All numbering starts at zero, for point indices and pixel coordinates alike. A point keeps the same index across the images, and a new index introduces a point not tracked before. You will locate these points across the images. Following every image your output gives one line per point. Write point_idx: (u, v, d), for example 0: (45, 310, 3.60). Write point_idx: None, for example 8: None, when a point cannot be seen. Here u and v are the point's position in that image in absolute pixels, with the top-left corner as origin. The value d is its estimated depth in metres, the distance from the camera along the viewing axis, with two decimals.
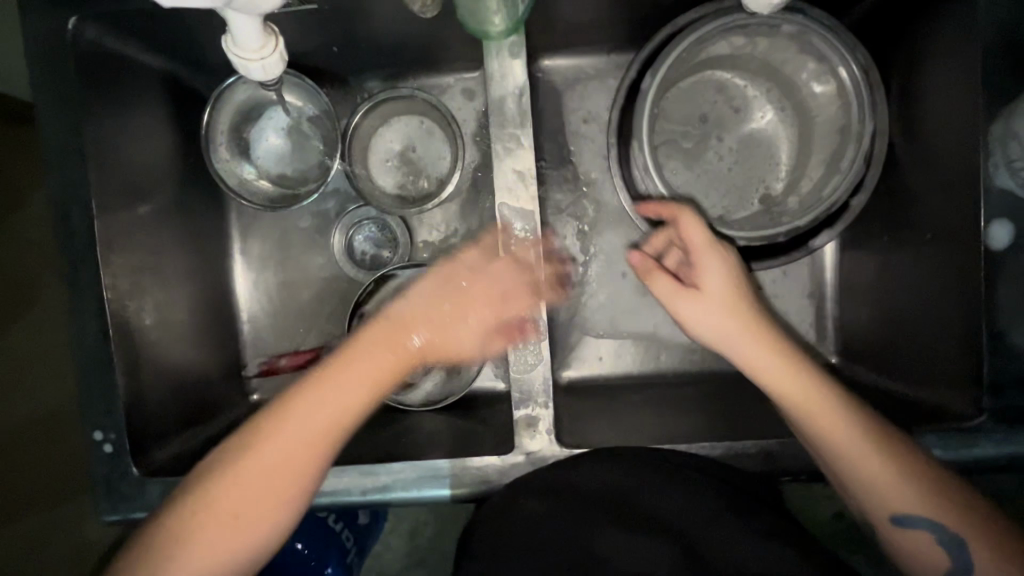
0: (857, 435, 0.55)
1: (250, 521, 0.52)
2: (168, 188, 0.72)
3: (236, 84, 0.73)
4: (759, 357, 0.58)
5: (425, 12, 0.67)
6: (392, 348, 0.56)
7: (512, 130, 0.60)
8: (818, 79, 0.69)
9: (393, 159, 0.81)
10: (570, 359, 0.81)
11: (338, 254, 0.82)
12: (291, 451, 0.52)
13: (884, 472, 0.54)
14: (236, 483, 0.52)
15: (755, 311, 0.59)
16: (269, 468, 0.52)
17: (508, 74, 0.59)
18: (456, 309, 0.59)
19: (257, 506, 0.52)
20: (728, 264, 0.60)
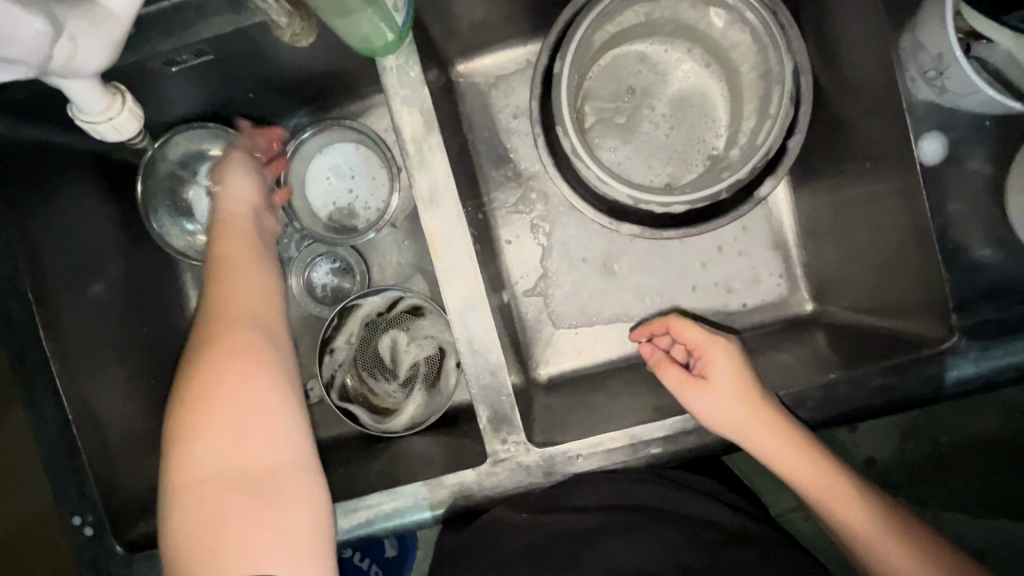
0: (861, 506, 0.57)
1: (257, 416, 0.50)
2: (114, 263, 0.72)
3: (164, 146, 0.73)
4: (766, 441, 0.58)
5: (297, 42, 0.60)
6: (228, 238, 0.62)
7: (423, 136, 0.56)
8: (730, 31, 0.68)
9: (332, 191, 0.81)
10: (546, 357, 0.81)
11: (297, 295, 0.84)
12: (236, 272, 0.59)
13: (886, 538, 0.55)
14: (198, 406, 0.49)
15: (774, 400, 0.59)
16: (210, 343, 0.53)
17: (412, 86, 0.56)
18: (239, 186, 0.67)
19: (242, 354, 0.52)
20: (735, 362, 0.63)
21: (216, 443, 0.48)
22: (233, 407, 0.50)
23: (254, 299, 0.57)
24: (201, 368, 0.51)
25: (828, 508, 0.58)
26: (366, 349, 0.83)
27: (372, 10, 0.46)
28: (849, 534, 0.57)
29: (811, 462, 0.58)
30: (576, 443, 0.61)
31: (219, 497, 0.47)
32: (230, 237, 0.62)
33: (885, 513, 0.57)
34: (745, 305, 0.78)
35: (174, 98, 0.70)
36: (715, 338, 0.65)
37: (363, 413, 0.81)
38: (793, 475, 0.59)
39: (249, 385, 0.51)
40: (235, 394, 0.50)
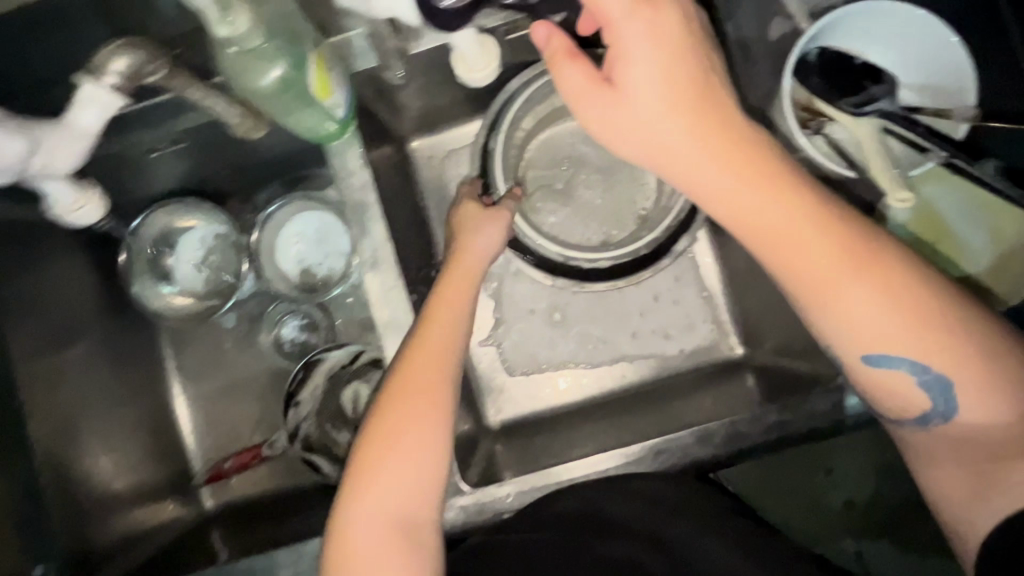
0: (861, 299, 0.50)
1: (408, 476, 0.54)
2: (98, 326, 0.80)
3: (145, 222, 0.83)
4: (723, 188, 0.50)
5: (251, 134, 0.61)
6: (447, 284, 0.60)
7: (364, 211, 0.63)
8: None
9: (298, 254, 0.89)
10: (499, 403, 0.86)
11: (268, 350, 0.91)
12: (450, 303, 0.59)
13: (873, 321, 0.50)
14: (387, 448, 0.54)
15: (733, 123, 0.50)
16: (400, 385, 0.56)
17: (351, 169, 0.63)
18: (488, 227, 0.65)
19: (416, 402, 0.55)
20: (660, 48, 0.49)
21: (393, 490, 0.53)
22: (391, 457, 0.54)
23: (444, 355, 0.57)
24: (399, 412, 0.55)
25: (812, 302, 0.51)
26: (329, 401, 0.86)
27: (313, 110, 0.54)
28: (829, 317, 0.51)
29: (785, 215, 0.50)
30: (508, 482, 0.63)
31: (377, 544, 0.52)
32: (457, 281, 0.61)
33: (890, 303, 0.49)
34: (682, 349, 0.85)
35: (156, 177, 0.79)
36: (661, 4, 0.48)
37: (326, 464, 0.84)
38: (760, 228, 0.50)
39: (423, 442, 0.54)
40: (412, 438, 0.54)
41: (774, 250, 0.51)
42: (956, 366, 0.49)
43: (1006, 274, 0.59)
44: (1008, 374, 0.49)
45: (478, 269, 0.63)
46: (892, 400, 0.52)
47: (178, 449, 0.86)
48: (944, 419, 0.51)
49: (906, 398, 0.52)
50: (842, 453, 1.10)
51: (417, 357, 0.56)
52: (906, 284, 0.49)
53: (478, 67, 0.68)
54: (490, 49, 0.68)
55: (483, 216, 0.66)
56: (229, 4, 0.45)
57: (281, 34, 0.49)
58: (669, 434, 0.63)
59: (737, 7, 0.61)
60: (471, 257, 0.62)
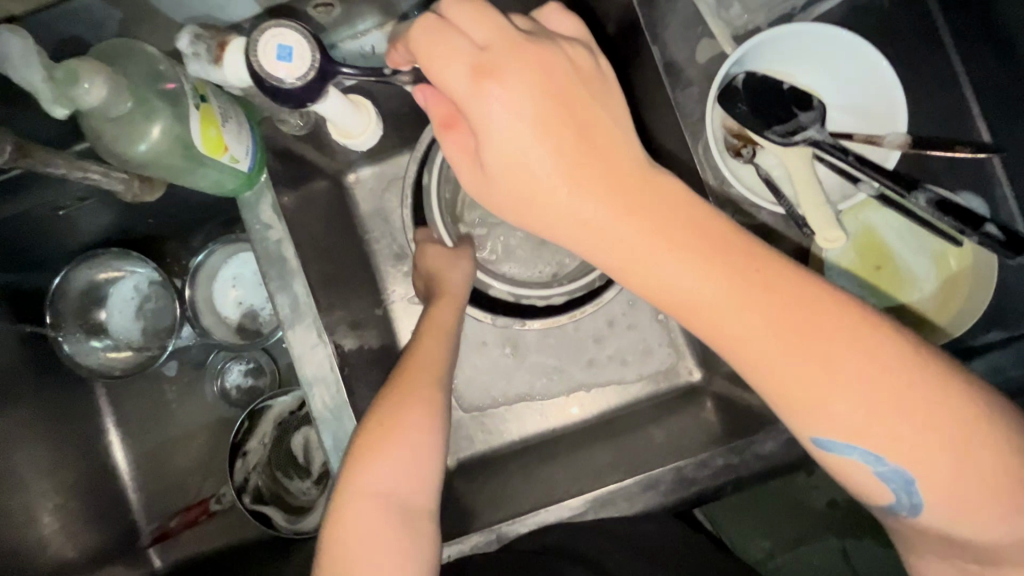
0: (805, 382, 0.40)
1: (419, 458, 0.49)
2: (28, 389, 0.74)
3: (70, 276, 0.79)
4: (621, 257, 0.41)
5: (143, 197, 0.58)
6: (432, 309, 0.60)
7: (279, 270, 0.62)
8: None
9: (237, 300, 0.85)
10: (454, 442, 0.83)
11: (213, 399, 0.87)
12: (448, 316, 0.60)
13: (838, 402, 0.39)
14: (395, 429, 0.49)
15: (628, 188, 0.41)
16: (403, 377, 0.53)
17: (267, 228, 0.62)
18: (457, 261, 0.66)
19: (420, 390, 0.52)
20: (517, 108, 0.40)
21: (396, 465, 0.48)
22: (398, 442, 0.49)
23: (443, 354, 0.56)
24: (396, 401, 0.51)
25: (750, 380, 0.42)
26: (280, 448, 0.85)
27: (207, 168, 0.51)
28: (776, 399, 0.41)
29: (696, 288, 0.40)
30: (449, 546, 0.59)
31: (376, 528, 0.46)
32: (443, 302, 0.61)
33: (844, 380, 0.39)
34: (640, 376, 0.82)
35: (76, 232, 0.76)
36: (508, 66, 0.40)
37: (278, 514, 0.82)
38: (673, 303, 0.41)
39: (424, 431, 0.50)
40: (411, 429, 0.49)
41: (693, 328, 0.42)
42: (924, 462, 0.39)
43: (947, 307, 0.60)
44: (994, 471, 0.39)
45: (457, 294, 0.63)
46: (863, 489, 0.43)
47: (121, 510, 0.82)
48: (912, 513, 0.42)
49: (878, 489, 0.42)
50: None
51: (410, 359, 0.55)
52: (857, 366, 0.39)
53: (357, 132, 0.59)
54: (366, 111, 0.59)
55: (440, 251, 0.66)
56: (77, 71, 0.42)
57: (157, 93, 0.47)
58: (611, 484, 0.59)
59: (661, 31, 0.58)
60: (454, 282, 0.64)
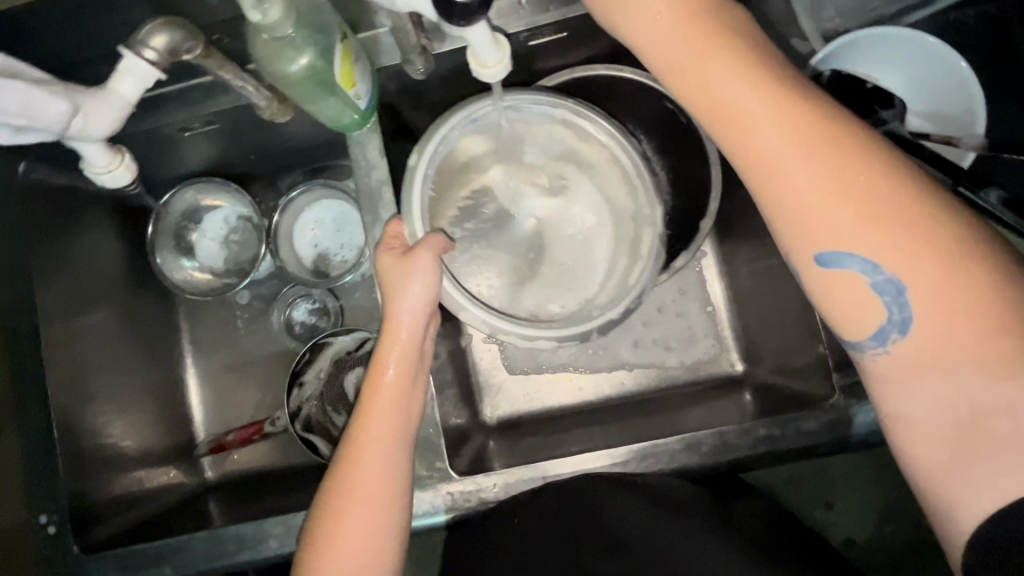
0: (813, 182, 0.45)
1: (371, 548, 0.53)
2: (118, 292, 0.83)
3: (172, 199, 0.86)
4: (674, 52, 0.48)
5: (277, 116, 0.66)
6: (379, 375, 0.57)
7: (376, 204, 0.65)
8: (609, 169, 0.71)
9: (313, 241, 0.92)
10: (496, 401, 0.87)
11: (278, 332, 0.93)
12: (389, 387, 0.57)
13: (835, 203, 0.44)
14: (342, 529, 0.53)
15: (701, 7, 0.48)
16: (347, 473, 0.55)
17: (371, 164, 0.66)
18: (402, 296, 0.58)
19: (366, 485, 0.54)
20: None
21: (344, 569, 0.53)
22: (347, 541, 0.53)
23: (390, 432, 0.56)
24: (340, 502, 0.54)
25: (760, 185, 0.47)
26: (333, 385, 0.90)
27: (335, 99, 0.57)
28: (781, 200, 0.46)
29: (738, 82, 0.46)
30: (494, 475, 0.64)
31: None
32: (385, 365, 0.58)
33: (848, 182, 0.44)
34: (682, 362, 0.85)
35: (188, 155, 0.83)
36: None
37: (324, 445, 0.87)
38: (713, 103, 0.47)
39: (372, 522, 0.54)
40: (359, 525, 0.53)
41: (728, 130, 0.47)
42: (925, 273, 0.43)
43: None
44: (991, 303, 0.42)
45: (410, 350, 0.58)
46: (853, 315, 0.46)
47: (182, 421, 0.89)
48: (902, 330, 0.45)
49: (867, 312, 0.46)
50: (844, 487, 1.04)
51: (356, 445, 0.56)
52: (864, 176, 0.44)
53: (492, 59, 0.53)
54: (504, 46, 0.53)
55: (394, 275, 0.58)
56: None
57: (309, 24, 0.53)
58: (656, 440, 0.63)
59: None
60: (403, 331, 0.58)
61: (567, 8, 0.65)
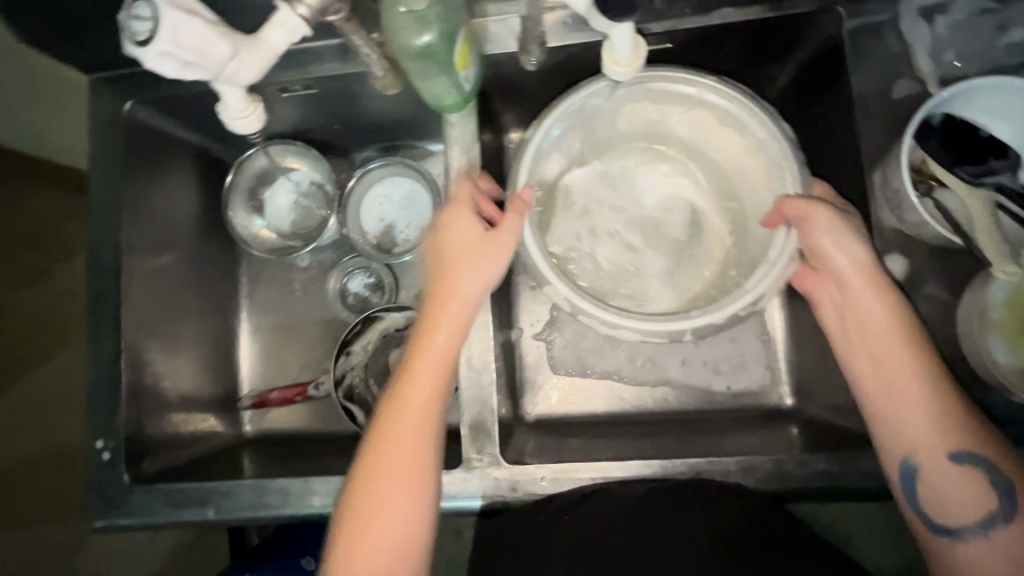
0: (942, 405, 0.57)
1: (413, 490, 0.58)
2: (192, 238, 0.86)
3: (254, 156, 0.89)
4: (851, 270, 0.61)
5: (387, 89, 0.71)
6: (435, 325, 0.61)
7: (466, 184, 0.67)
8: (747, 150, 0.72)
9: (380, 216, 0.93)
10: (537, 398, 0.87)
11: (332, 299, 0.95)
12: (429, 381, 0.60)
13: (946, 409, 0.57)
14: (386, 458, 0.59)
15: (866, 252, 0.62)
16: (399, 408, 0.60)
17: (465, 146, 0.67)
18: (460, 247, 0.62)
19: (417, 421, 0.59)
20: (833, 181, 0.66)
21: (384, 502, 0.58)
22: (391, 471, 0.58)
23: (442, 381, 0.61)
24: (388, 432, 0.59)
25: (894, 393, 0.58)
26: (378, 358, 0.91)
27: (448, 79, 0.58)
28: (899, 417, 0.58)
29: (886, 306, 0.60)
30: (542, 467, 0.64)
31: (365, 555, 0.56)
32: (440, 315, 0.62)
33: (966, 407, 0.57)
34: (729, 387, 0.84)
35: (276, 116, 0.86)
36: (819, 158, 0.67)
37: (362, 416, 0.88)
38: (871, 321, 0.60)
39: (415, 464, 0.59)
40: (402, 461, 0.58)
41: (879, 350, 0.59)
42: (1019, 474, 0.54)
43: None
44: None
45: (468, 306, 0.62)
46: (968, 505, 0.55)
47: (230, 372, 0.91)
48: (1004, 522, 0.54)
49: (976, 501, 0.55)
50: None
51: (410, 388, 0.60)
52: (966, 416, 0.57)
53: (626, 60, 0.58)
54: (639, 48, 0.58)
55: (456, 230, 0.63)
56: None
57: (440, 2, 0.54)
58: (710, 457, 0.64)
59: (862, 63, 0.65)
60: (462, 286, 0.61)
61: (680, 21, 0.66)
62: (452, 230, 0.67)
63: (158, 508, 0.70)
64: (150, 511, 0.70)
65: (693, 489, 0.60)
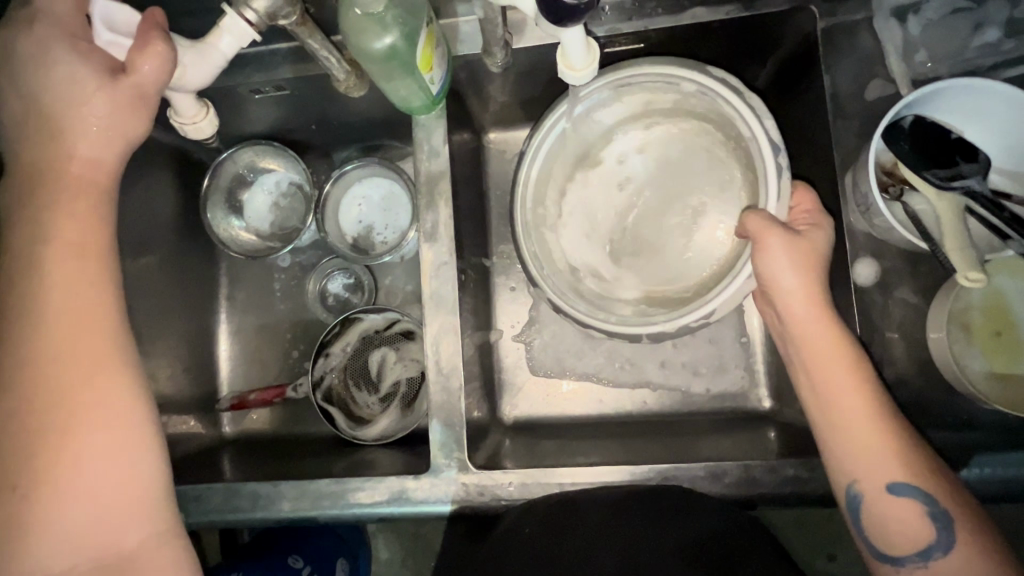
0: (880, 428, 0.56)
1: (77, 440, 0.52)
2: (169, 240, 0.86)
3: (231, 157, 0.88)
4: (792, 289, 0.60)
5: (352, 92, 0.71)
6: (70, 256, 0.55)
7: (435, 188, 0.66)
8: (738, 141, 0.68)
9: (359, 216, 0.93)
10: (516, 400, 0.87)
11: (312, 300, 0.94)
12: (73, 324, 0.54)
13: (884, 435, 0.56)
14: (31, 404, 0.52)
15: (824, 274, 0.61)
16: (36, 347, 0.53)
17: (433, 148, 0.66)
18: (77, 165, 0.56)
19: (75, 366, 0.53)
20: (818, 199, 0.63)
21: (80, 453, 0.52)
22: (53, 417, 0.52)
23: (94, 321, 0.55)
24: (36, 375, 0.52)
25: (838, 414, 0.57)
26: (357, 359, 0.91)
27: (412, 81, 0.58)
28: (841, 434, 0.57)
29: (827, 330, 0.59)
30: (512, 473, 0.64)
31: (94, 505, 0.53)
32: (88, 246, 0.56)
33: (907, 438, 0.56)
34: (707, 389, 0.84)
35: (252, 117, 0.85)
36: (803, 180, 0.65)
37: (341, 417, 0.88)
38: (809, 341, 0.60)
39: (83, 416, 0.53)
40: (65, 409, 0.53)
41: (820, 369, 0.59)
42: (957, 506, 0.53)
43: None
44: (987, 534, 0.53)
45: (98, 237, 0.56)
46: (908, 534, 0.54)
47: (209, 375, 0.91)
48: (943, 552, 0.53)
49: (915, 531, 0.54)
50: (851, 540, 1.02)
51: (52, 326, 0.53)
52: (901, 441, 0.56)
53: (581, 64, 0.57)
54: (594, 51, 0.57)
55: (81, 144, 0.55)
56: None
57: (399, 5, 0.54)
58: (678, 464, 0.64)
59: (836, 62, 0.64)
60: (70, 207, 0.55)
61: (651, 21, 0.66)
62: (422, 234, 0.66)
63: None
64: None
65: (659, 493, 0.61)
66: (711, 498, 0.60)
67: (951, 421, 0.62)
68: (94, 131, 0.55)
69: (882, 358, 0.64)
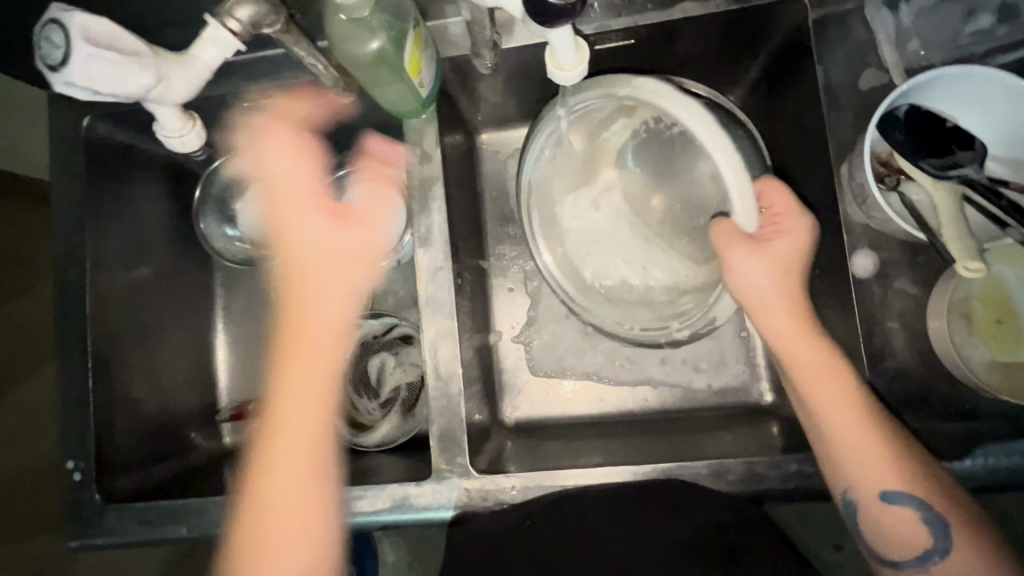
0: (870, 435, 0.55)
1: (307, 490, 0.56)
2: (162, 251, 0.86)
3: (223, 166, 0.87)
4: (772, 299, 0.60)
5: (341, 97, 0.70)
6: (312, 319, 0.58)
7: (428, 192, 0.66)
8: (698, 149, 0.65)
9: None
10: (518, 402, 0.86)
11: None
12: (320, 374, 0.58)
13: (874, 442, 0.55)
14: (273, 457, 0.56)
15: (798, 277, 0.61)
16: (279, 400, 0.57)
17: (424, 152, 0.66)
18: (323, 243, 0.60)
19: (315, 419, 0.57)
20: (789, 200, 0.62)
21: (283, 499, 0.55)
22: (275, 468, 0.56)
23: (319, 385, 0.57)
24: (280, 427, 0.57)
25: (828, 421, 0.57)
26: (356, 365, 0.90)
27: (401, 85, 0.58)
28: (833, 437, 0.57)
29: (809, 338, 0.59)
30: (515, 476, 0.64)
31: (294, 560, 0.54)
32: (334, 310, 0.59)
33: (900, 443, 0.56)
34: (709, 385, 0.84)
35: (242, 126, 0.85)
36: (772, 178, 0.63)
37: (342, 424, 0.87)
38: (790, 349, 0.59)
39: (312, 469, 0.56)
40: (305, 458, 0.56)
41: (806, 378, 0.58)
42: (951, 508, 0.54)
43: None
44: (984, 537, 0.54)
45: (343, 306, 0.59)
46: (905, 535, 0.55)
47: (208, 385, 0.90)
48: (942, 556, 0.54)
49: (912, 533, 0.55)
50: None
51: (291, 384, 0.57)
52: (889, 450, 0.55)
53: (570, 65, 0.56)
54: (582, 51, 0.57)
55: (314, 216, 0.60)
56: None
57: (387, 9, 0.53)
58: (681, 462, 0.63)
59: (828, 52, 0.63)
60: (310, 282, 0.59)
61: (640, 16, 0.65)
62: (415, 238, 0.66)
63: (131, 527, 0.71)
64: (122, 532, 0.72)
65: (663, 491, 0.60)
66: (716, 493, 0.59)
67: (953, 412, 0.62)
68: (325, 205, 0.61)
69: (883, 350, 0.63)
